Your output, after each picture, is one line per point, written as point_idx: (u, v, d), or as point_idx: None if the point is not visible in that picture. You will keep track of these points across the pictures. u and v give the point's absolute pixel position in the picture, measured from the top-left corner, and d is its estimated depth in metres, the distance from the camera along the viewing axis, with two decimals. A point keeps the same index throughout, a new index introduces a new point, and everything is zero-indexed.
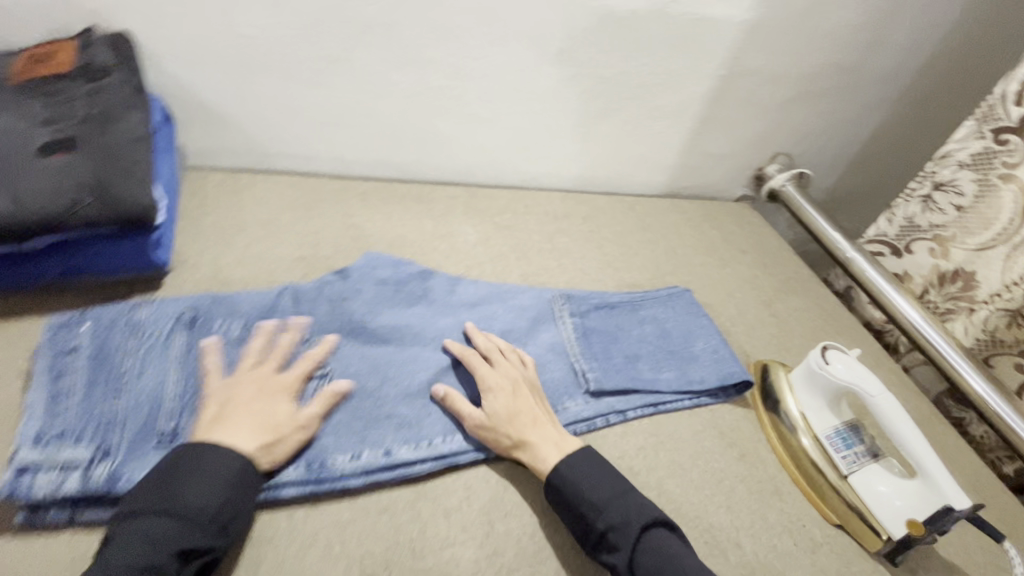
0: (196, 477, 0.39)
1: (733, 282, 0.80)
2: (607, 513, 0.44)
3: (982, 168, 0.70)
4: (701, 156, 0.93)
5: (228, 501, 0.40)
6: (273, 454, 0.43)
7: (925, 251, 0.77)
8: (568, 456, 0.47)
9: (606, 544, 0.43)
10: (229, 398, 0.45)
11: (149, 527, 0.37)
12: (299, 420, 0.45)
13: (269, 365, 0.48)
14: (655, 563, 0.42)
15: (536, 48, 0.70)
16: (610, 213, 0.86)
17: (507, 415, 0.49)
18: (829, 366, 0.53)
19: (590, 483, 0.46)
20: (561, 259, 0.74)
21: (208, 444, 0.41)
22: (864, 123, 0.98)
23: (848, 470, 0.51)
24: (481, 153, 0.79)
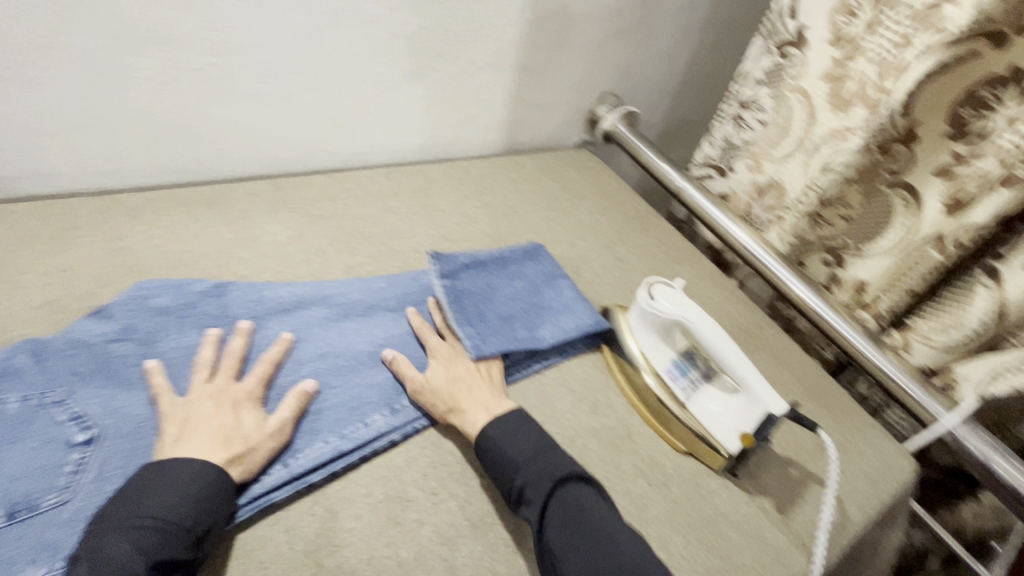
0: (171, 486, 0.38)
1: (576, 230, 0.79)
2: (527, 468, 0.45)
3: (776, 83, 0.73)
4: (529, 107, 0.90)
5: (206, 511, 0.38)
6: (243, 464, 0.42)
7: (743, 169, 0.80)
8: (497, 420, 0.48)
9: (524, 499, 0.44)
10: (189, 417, 0.43)
11: (122, 541, 0.35)
12: (267, 427, 0.44)
13: (219, 376, 0.46)
14: (566, 512, 0.43)
15: (308, 9, 0.61)
16: (443, 181, 0.81)
17: (446, 379, 0.50)
18: (655, 303, 0.54)
19: (512, 444, 0.46)
20: (390, 241, 0.68)
21: (171, 462, 0.40)
22: (677, 53, 1.01)
23: (686, 398, 0.53)
24: (278, 138, 0.70)
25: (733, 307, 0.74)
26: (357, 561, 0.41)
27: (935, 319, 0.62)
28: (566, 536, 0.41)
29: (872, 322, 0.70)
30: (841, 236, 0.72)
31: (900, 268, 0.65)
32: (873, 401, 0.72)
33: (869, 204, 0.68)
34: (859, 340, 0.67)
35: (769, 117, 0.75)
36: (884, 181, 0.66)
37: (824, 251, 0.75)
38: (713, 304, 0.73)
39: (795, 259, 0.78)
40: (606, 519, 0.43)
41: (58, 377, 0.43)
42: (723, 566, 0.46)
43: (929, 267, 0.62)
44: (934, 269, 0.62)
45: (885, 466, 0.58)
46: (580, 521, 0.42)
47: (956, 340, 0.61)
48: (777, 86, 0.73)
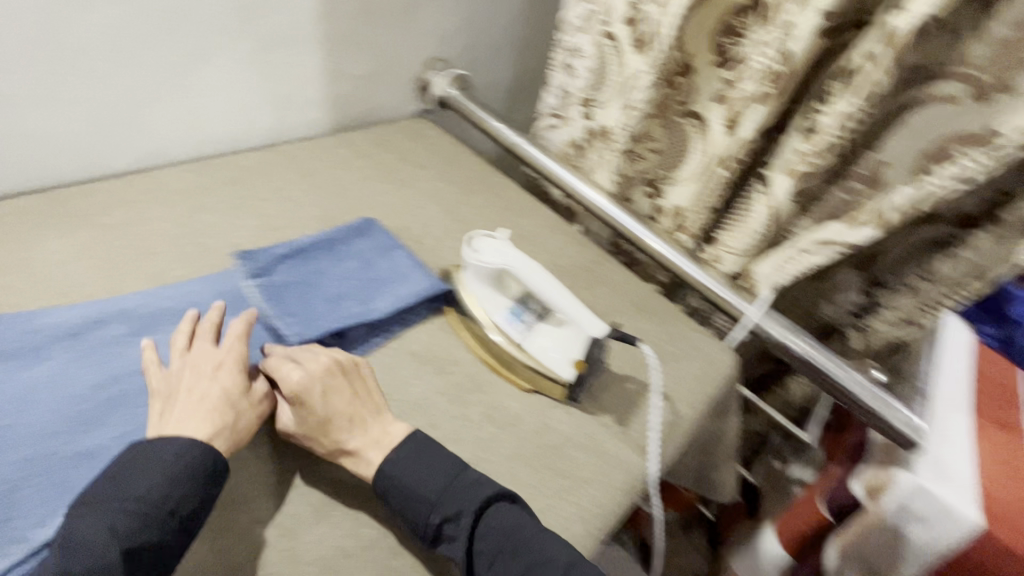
0: (155, 466, 0.41)
1: (416, 199, 0.78)
2: (440, 504, 0.44)
3: (589, 28, 0.77)
4: (352, 80, 0.86)
5: (185, 492, 0.40)
6: (234, 434, 0.45)
7: (578, 115, 0.84)
8: (396, 457, 0.46)
9: (444, 535, 0.44)
10: (173, 393, 0.45)
11: (102, 525, 0.37)
12: (252, 397, 0.47)
13: (199, 348, 0.48)
14: (494, 543, 0.44)
15: None
16: (264, 168, 0.76)
17: (322, 419, 0.47)
18: (478, 254, 0.55)
19: (421, 480, 0.45)
20: (205, 238, 0.62)
21: (161, 438, 0.42)
22: (498, 12, 1.00)
23: (523, 339, 0.55)
24: (45, 142, 0.62)
25: (573, 248, 0.78)
26: None
27: (738, 225, 0.70)
28: (499, 565, 0.43)
29: (689, 241, 0.78)
30: (655, 168, 0.79)
31: (702, 187, 0.72)
32: (702, 311, 0.81)
33: (669, 134, 0.75)
34: (682, 260, 0.74)
35: (591, 63, 0.78)
36: (678, 113, 0.73)
37: (645, 184, 0.82)
38: (554, 249, 0.77)
39: (622, 196, 0.84)
40: (532, 533, 0.44)
41: None
42: (569, 485, 0.50)
43: (721, 183, 0.70)
44: (724, 184, 0.69)
45: (709, 363, 0.66)
46: (510, 547, 0.43)
47: (749, 244, 0.69)
48: (591, 31, 0.76)
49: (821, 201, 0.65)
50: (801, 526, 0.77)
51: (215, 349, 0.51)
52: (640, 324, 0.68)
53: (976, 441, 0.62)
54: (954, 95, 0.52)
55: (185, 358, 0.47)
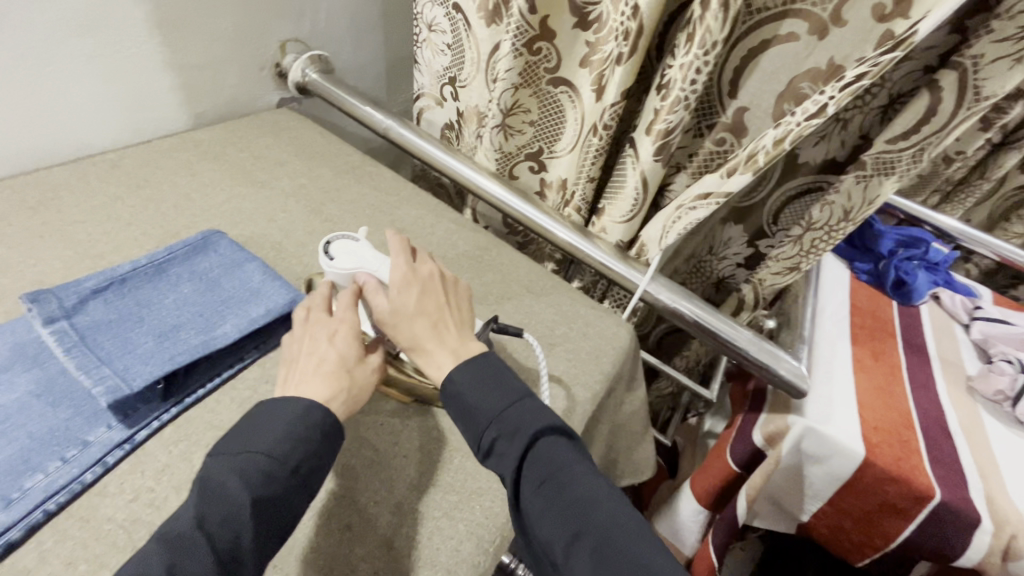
0: (279, 422, 0.39)
1: (278, 202, 0.70)
2: (499, 419, 0.42)
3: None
4: (188, 71, 0.75)
5: (309, 447, 0.39)
6: (348, 401, 0.43)
7: (450, 96, 0.79)
8: (466, 371, 0.45)
9: (494, 450, 0.42)
10: (293, 363, 0.44)
11: (232, 477, 0.37)
12: (367, 364, 0.45)
13: (320, 314, 0.47)
14: (543, 469, 0.40)
15: None
16: (81, 184, 0.64)
17: (405, 312, 0.47)
18: (334, 262, 0.49)
19: (478, 399, 0.44)
20: (1, 279, 0.52)
21: (288, 402, 0.40)
22: None
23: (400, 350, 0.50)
24: None
25: (459, 236, 0.73)
26: None
27: (614, 199, 0.68)
28: (541, 494, 0.40)
29: (576, 214, 0.75)
30: (533, 141, 0.75)
31: (580, 158, 0.70)
32: (593, 289, 0.79)
33: (541, 104, 0.71)
34: (571, 235, 0.72)
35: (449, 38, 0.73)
36: (546, 81, 0.68)
37: (526, 159, 0.77)
38: (438, 238, 0.72)
39: (507, 174, 0.79)
40: (585, 474, 0.41)
41: None
42: (460, 499, 0.46)
43: (597, 150, 0.66)
44: (600, 152, 0.66)
45: (603, 339, 0.64)
46: (557, 482, 0.40)
47: (630, 211, 0.66)
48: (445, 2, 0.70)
49: (694, 155, 0.64)
50: (711, 483, 0.78)
51: (8, 415, 0.41)
52: (531, 308, 0.65)
53: (858, 374, 0.73)
54: (796, 33, 0.52)
55: (313, 321, 0.46)
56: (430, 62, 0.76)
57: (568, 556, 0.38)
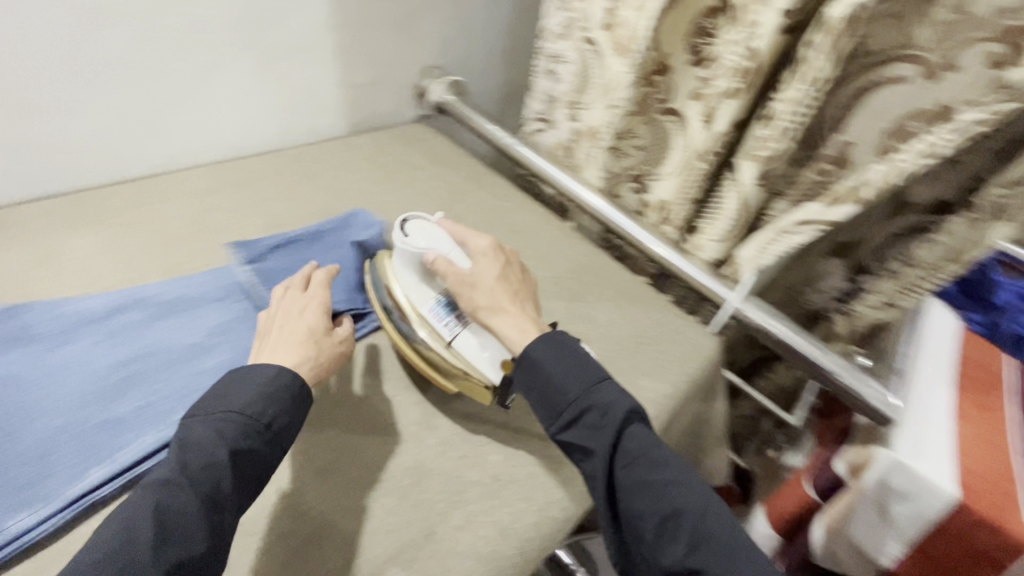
0: (250, 384, 0.46)
1: (414, 198, 0.83)
2: (589, 398, 0.49)
3: (569, 35, 0.82)
4: (350, 86, 0.91)
5: (280, 407, 0.46)
6: (315, 364, 0.51)
7: (565, 119, 0.89)
8: (552, 351, 0.52)
9: (578, 424, 0.50)
10: (269, 331, 0.52)
11: (215, 432, 0.43)
12: (331, 335, 0.54)
13: (291, 294, 0.56)
14: (628, 449, 0.48)
15: (73, 8, 0.59)
16: (271, 171, 0.80)
17: (483, 282, 0.56)
18: (409, 239, 0.58)
19: (566, 378, 0.51)
20: (216, 234, 0.68)
21: (258, 364, 0.48)
22: (487, 20, 1.04)
23: (451, 335, 0.55)
24: (77, 147, 0.68)
25: (563, 242, 0.82)
26: None
27: (712, 219, 0.74)
28: (631, 469, 0.47)
29: (673, 231, 0.81)
30: (640, 163, 0.83)
31: (682, 181, 0.76)
32: (689, 302, 0.84)
33: (651, 131, 0.78)
34: (667, 251, 0.78)
35: (574, 67, 0.83)
36: (657, 109, 0.76)
37: (631, 179, 0.85)
38: (544, 242, 0.81)
39: (610, 191, 0.87)
40: (663, 453, 0.49)
41: None
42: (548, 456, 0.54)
43: (700, 175, 0.73)
44: (701, 176, 0.73)
45: (691, 346, 0.69)
46: (638, 460, 0.48)
47: (727, 232, 0.72)
48: (573, 38, 0.81)
49: (795, 182, 0.68)
50: (788, 509, 0.78)
51: (225, 330, 0.55)
52: (623, 309, 0.71)
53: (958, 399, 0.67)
54: (906, 76, 0.56)
55: (290, 300, 0.55)
56: (550, 88, 0.89)
57: (648, 522, 0.46)
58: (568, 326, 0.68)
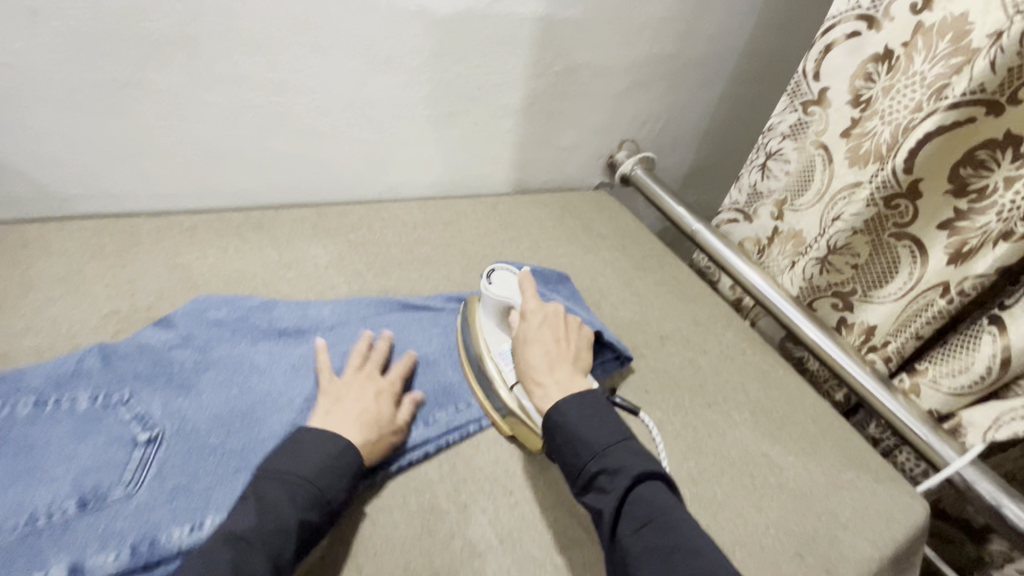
0: (322, 454, 0.43)
1: (599, 267, 0.82)
2: (601, 459, 0.45)
3: (800, 137, 0.77)
4: (554, 149, 0.94)
5: (343, 483, 0.43)
6: (375, 451, 0.47)
7: (766, 215, 0.85)
8: (574, 404, 0.48)
9: (597, 486, 0.44)
10: (337, 403, 0.49)
11: (283, 496, 0.40)
12: (394, 424, 0.50)
13: (371, 372, 0.53)
14: (642, 513, 0.42)
15: (365, 55, 0.67)
16: (472, 216, 0.84)
17: (533, 338, 0.54)
18: (488, 286, 0.58)
19: (589, 432, 0.46)
20: (423, 268, 0.72)
21: (326, 434, 0.45)
22: (692, 104, 1.04)
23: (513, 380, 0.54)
24: (326, 168, 0.75)
25: (748, 347, 0.76)
26: (395, 566, 0.43)
27: (945, 365, 0.66)
28: (641, 535, 0.41)
29: (882, 363, 0.73)
30: (850, 281, 0.75)
31: (910, 312, 0.68)
32: (883, 443, 0.74)
33: (876, 252, 0.71)
34: (871, 384, 0.71)
35: (795, 169, 0.79)
36: (889, 233, 0.69)
37: (833, 295, 0.78)
38: (728, 341, 0.75)
39: (806, 302, 0.81)
40: (676, 513, 0.42)
41: (131, 377, 0.47)
42: None
43: (934, 313, 0.65)
44: (939, 315, 0.65)
45: (896, 505, 0.59)
46: (658, 525, 0.41)
47: (964, 386, 0.64)
48: (800, 141, 0.77)
49: None
50: None
51: (428, 364, 0.58)
52: (820, 444, 0.64)
53: None
54: None
55: (361, 373, 0.52)
56: (755, 184, 0.85)
57: None
58: (756, 443, 0.61)
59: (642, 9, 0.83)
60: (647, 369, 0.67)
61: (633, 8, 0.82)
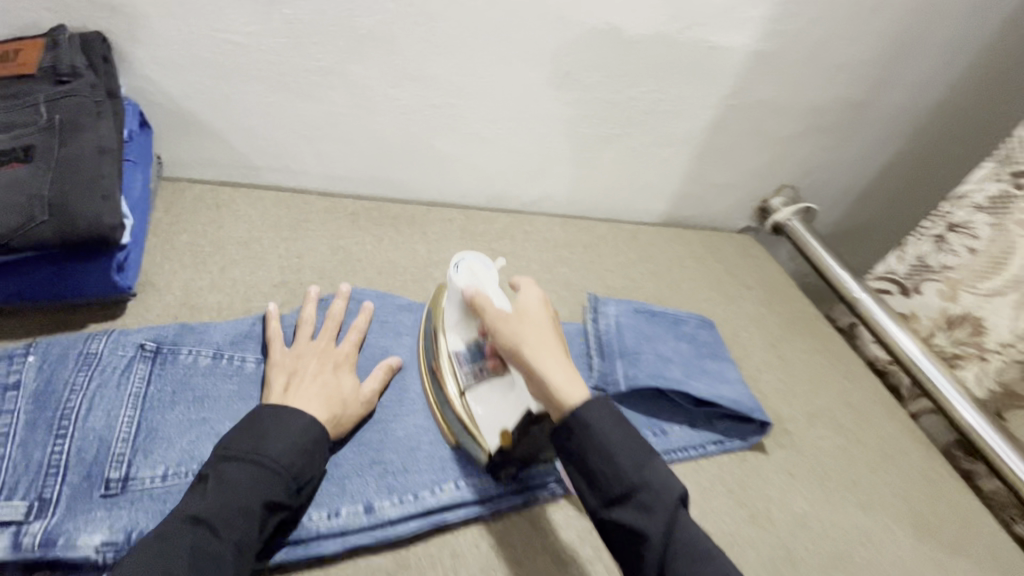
0: (287, 431, 0.39)
1: (742, 320, 0.75)
2: (644, 471, 0.38)
3: (999, 212, 0.67)
4: (707, 185, 0.88)
5: (312, 463, 0.40)
6: (339, 425, 0.44)
7: (931, 294, 0.74)
8: (601, 400, 0.40)
9: (628, 507, 0.37)
10: (295, 370, 0.45)
11: (247, 473, 0.37)
12: (360, 398, 0.46)
13: (323, 339, 0.49)
14: (689, 550, 0.36)
15: (544, 69, 0.66)
16: (612, 242, 0.81)
17: (522, 324, 0.44)
18: (455, 272, 0.51)
19: (614, 439, 0.39)
20: (560, 290, 0.70)
21: (281, 410, 0.40)
22: (874, 158, 0.92)
23: (465, 384, 0.48)
24: (481, 175, 0.75)
25: (913, 446, 0.65)
26: None
27: None
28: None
29: None
30: None
31: None
32: None
33: None
34: None
35: (984, 249, 0.68)
36: None
37: None
38: (888, 436, 0.65)
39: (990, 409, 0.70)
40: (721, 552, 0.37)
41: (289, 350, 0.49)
42: None
43: None
44: None
45: None
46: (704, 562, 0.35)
47: None
48: (999, 217, 0.67)
49: None
50: None
51: None
52: None
53: None
54: None
55: (321, 341, 0.49)
56: (926, 256, 0.75)
57: None
58: (920, 566, 0.53)
59: (841, 50, 0.75)
60: (791, 448, 0.59)
61: (832, 47, 0.74)
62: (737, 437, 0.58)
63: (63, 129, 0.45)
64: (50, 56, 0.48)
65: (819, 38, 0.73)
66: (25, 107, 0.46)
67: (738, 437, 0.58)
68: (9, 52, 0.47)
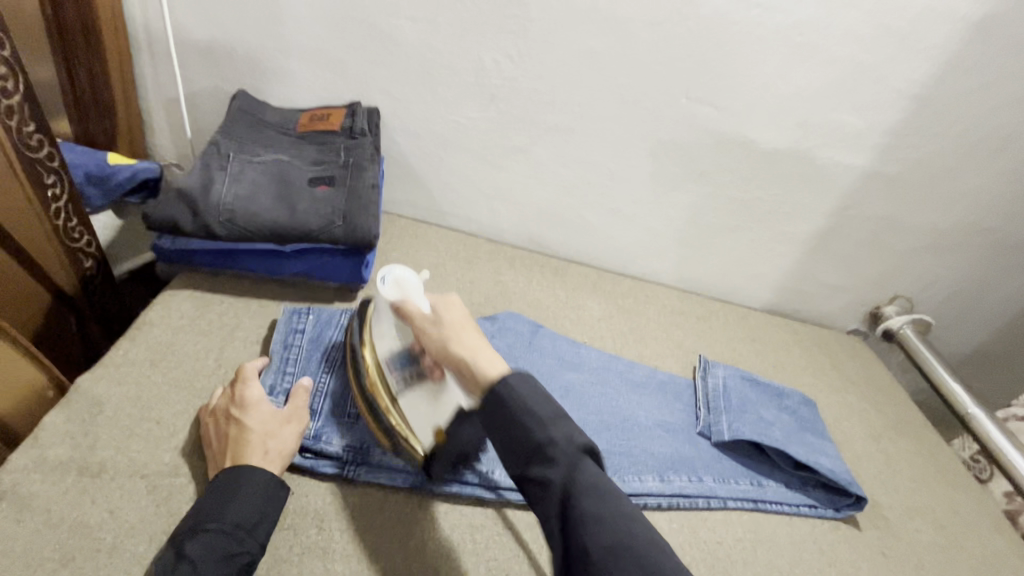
0: (228, 494, 0.43)
1: (843, 408, 0.80)
2: (550, 429, 0.41)
3: None
4: (818, 284, 0.95)
5: (260, 513, 0.43)
6: (280, 453, 0.47)
7: None
8: (522, 375, 0.45)
9: (542, 459, 0.41)
10: (217, 434, 0.47)
11: (199, 538, 0.40)
12: (280, 419, 0.49)
13: (228, 388, 0.51)
14: (594, 499, 0.38)
15: (684, 165, 0.81)
16: (723, 318, 0.90)
17: (459, 326, 0.49)
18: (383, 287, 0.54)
19: (536, 405, 0.43)
20: (674, 348, 0.80)
21: (212, 484, 0.43)
22: (998, 284, 0.94)
23: (397, 389, 0.51)
24: (615, 243, 0.89)
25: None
26: None
27: None
28: (585, 521, 0.37)
29: None
30: None
31: None
32: None
33: None
34: None
35: None
36: None
37: None
38: (994, 549, 0.65)
39: None
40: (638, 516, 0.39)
41: None
42: None
43: None
44: None
45: None
46: (613, 515, 0.38)
47: None
48: None
49: None
50: None
51: (670, 430, 0.65)
52: None
53: None
54: None
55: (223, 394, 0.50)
56: None
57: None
58: None
59: (962, 180, 0.82)
60: (887, 531, 0.63)
61: (954, 176, 0.82)
62: (837, 506, 0.62)
63: (351, 169, 0.66)
64: (348, 120, 0.70)
65: (940, 167, 0.81)
66: (331, 152, 0.68)
67: (839, 502, 0.62)
68: (326, 116, 0.71)
